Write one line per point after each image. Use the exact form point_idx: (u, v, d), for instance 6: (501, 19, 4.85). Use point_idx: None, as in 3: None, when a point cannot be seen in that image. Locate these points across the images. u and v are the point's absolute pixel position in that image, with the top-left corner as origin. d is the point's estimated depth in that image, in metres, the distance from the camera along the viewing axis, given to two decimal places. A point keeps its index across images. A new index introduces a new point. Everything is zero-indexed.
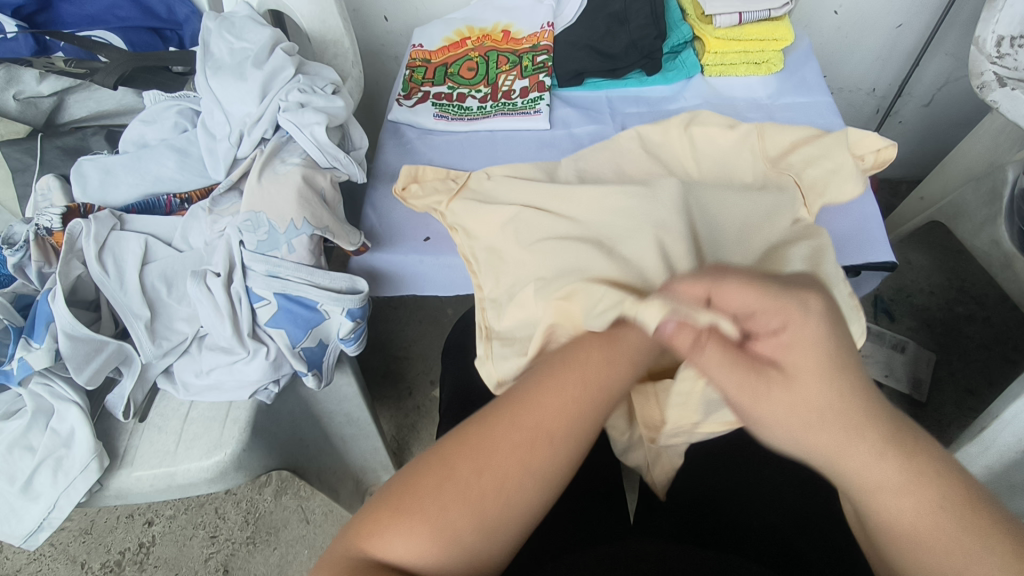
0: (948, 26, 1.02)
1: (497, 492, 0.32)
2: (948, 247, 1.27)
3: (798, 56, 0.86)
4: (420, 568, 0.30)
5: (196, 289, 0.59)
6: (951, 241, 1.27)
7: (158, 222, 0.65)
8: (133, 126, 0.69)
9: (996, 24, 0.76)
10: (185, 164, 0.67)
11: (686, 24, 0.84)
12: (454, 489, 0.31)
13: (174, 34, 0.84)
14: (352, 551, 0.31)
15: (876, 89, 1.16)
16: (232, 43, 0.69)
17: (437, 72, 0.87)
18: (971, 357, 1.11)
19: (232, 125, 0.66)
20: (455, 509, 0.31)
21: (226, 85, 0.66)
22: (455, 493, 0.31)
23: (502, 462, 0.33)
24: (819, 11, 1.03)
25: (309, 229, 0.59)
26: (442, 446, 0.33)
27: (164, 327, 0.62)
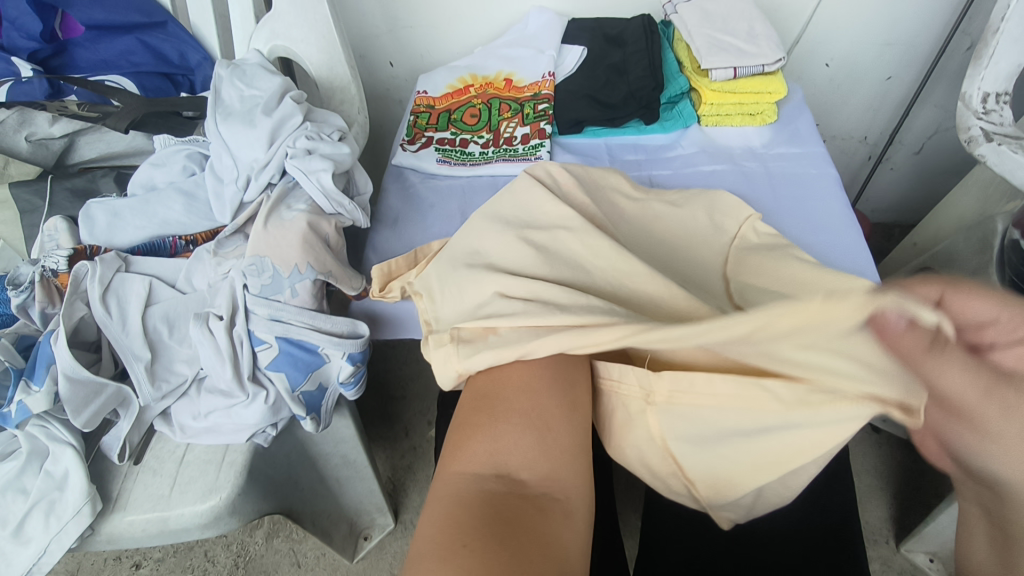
0: (936, 79, 1.06)
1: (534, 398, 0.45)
2: None
3: (791, 108, 0.89)
4: (506, 455, 0.42)
5: (198, 332, 0.60)
6: None
7: (162, 263, 0.66)
8: (143, 169, 0.70)
9: (981, 80, 0.78)
10: (192, 208, 0.68)
11: (683, 76, 0.87)
12: (504, 405, 0.44)
13: (185, 79, 0.86)
14: (456, 474, 0.42)
15: (868, 137, 1.19)
16: (243, 90, 0.71)
17: (440, 118, 0.89)
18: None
19: (239, 170, 0.67)
20: (512, 413, 0.44)
21: (236, 130, 0.68)
22: (505, 407, 0.44)
23: (525, 379, 0.46)
24: (811, 63, 1.07)
25: (312, 275, 0.60)
26: (480, 397, 0.46)
27: (164, 369, 0.62)
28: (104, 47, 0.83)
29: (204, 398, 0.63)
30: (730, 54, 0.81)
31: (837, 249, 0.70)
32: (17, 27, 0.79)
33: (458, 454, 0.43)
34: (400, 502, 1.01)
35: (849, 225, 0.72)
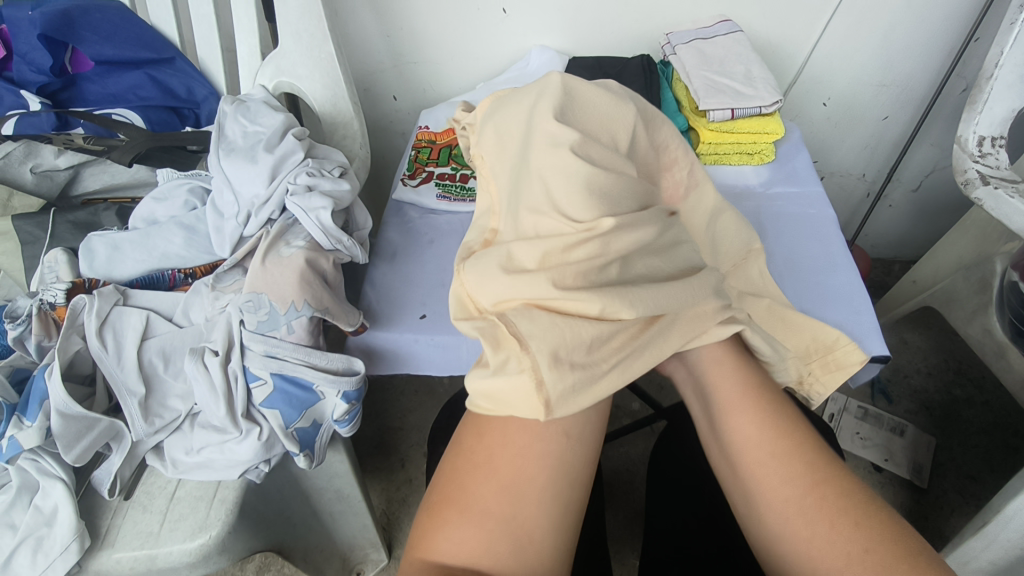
0: (933, 118, 1.07)
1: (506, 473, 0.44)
2: (943, 328, 1.28)
3: (788, 148, 0.90)
4: (467, 549, 0.42)
5: (193, 368, 0.59)
6: (945, 322, 1.29)
7: (160, 296, 0.66)
8: (145, 203, 0.71)
9: (976, 125, 0.79)
10: (192, 241, 0.69)
11: (682, 115, 0.87)
12: (479, 484, 0.44)
13: (191, 113, 0.88)
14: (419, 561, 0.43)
15: (866, 175, 1.20)
16: (246, 126, 0.73)
17: (442, 152, 0.91)
18: (971, 443, 1.10)
19: (240, 205, 0.68)
20: (480, 493, 0.43)
21: (238, 166, 0.68)
22: (480, 486, 0.44)
23: (495, 452, 0.45)
24: (808, 103, 1.08)
25: (309, 311, 0.59)
26: (448, 465, 0.46)
27: (158, 404, 0.62)
28: (112, 81, 0.84)
29: (197, 433, 0.62)
30: (727, 96, 0.82)
31: (847, 288, 0.70)
32: (26, 60, 0.81)
33: (425, 541, 0.43)
34: (394, 537, 0.99)
35: (845, 265, 0.72)
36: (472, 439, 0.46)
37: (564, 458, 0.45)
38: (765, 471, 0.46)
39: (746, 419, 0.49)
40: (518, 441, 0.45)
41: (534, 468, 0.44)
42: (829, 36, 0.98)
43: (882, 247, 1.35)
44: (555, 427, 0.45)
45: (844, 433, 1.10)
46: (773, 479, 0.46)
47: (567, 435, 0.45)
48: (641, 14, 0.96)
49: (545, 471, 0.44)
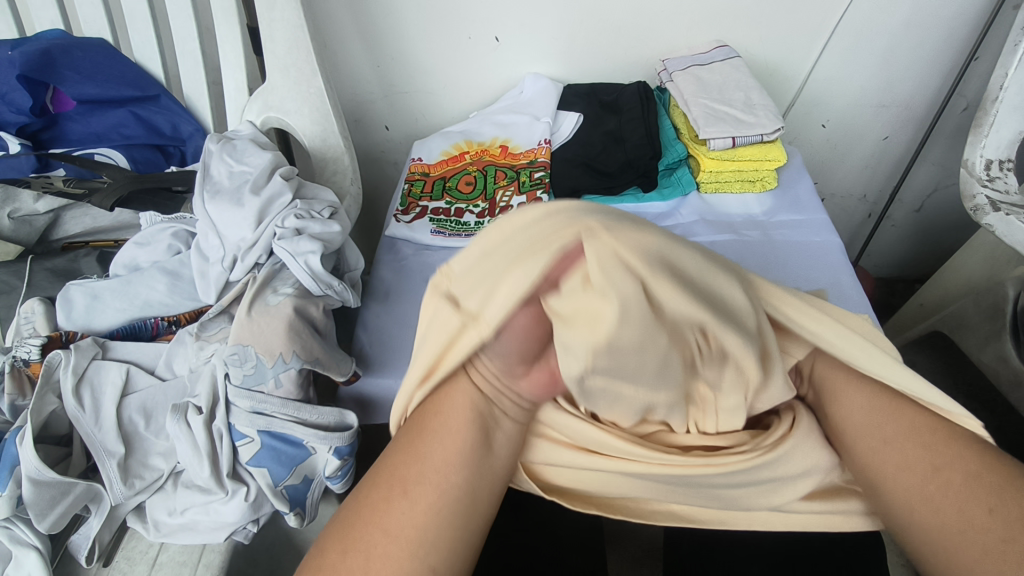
0: (935, 137, 1.04)
1: (425, 500, 0.39)
2: None
3: (791, 174, 0.87)
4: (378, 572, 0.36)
5: (175, 426, 0.56)
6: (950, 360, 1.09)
7: (142, 348, 0.63)
8: (127, 248, 0.68)
9: (983, 148, 0.77)
10: (176, 287, 0.66)
11: (681, 143, 0.86)
12: (390, 509, 0.39)
13: (177, 150, 0.86)
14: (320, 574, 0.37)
15: (867, 196, 1.16)
16: (232, 166, 0.70)
17: (435, 185, 0.88)
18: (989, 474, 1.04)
19: (226, 249, 0.65)
20: (393, 527, 0.38)
21: (223, 209, 0.66)
22: (390, 514, 0.39)
23: (412, 470, 0.40)
24: (807, 125, 1.06)
25: (297, 363, 0.56)
26: (359, 492, 0.40)
27: (139, 464, 0.58)
28: (95, 120, 0.82)
29: (180, 494, 0.59)
30: (727, 124, 0.79)
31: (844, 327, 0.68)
32: (5, 101, 0.78)
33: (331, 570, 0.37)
34: None
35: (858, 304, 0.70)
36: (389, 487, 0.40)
37: (475, 496, 0.41)
38: (899, 482, 0.41)
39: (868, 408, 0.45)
40: (437, 472, 0.40)
41: (443, 523, 0.39)
42: (826, 58, 0.96)
43: (884, 269, 1.30)
44: (461, 480, 0.41)
45: None
46: (922, 506, 0.40)
47: (474, 487, 0.41)
48: (636, 40, 0.94)
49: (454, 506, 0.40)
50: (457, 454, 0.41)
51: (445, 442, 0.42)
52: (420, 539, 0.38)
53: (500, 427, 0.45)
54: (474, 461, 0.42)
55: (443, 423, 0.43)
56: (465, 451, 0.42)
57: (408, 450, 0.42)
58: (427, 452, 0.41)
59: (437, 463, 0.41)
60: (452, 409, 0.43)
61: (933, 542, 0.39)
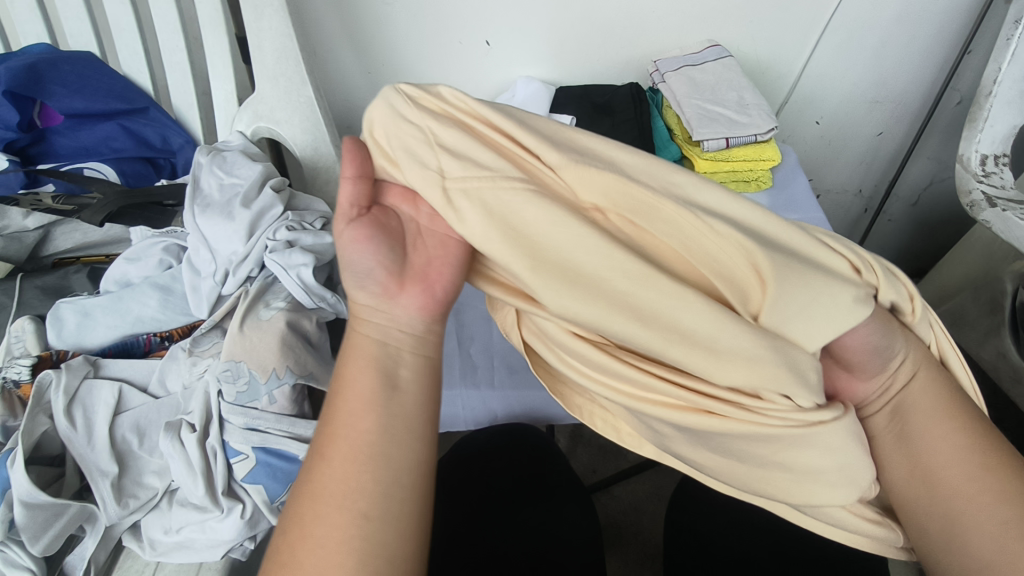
0: (929, 131, 1.03)
1: (346, 466, 0.32)
2: None
3: (785, 173, 0.87)
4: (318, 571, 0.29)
5: (168, 444, 0.55)
6: None
7: (134, 366, 0.62)
8: (117, 264, 0.67)
9: (978, 143, 0.77)
10: (167, 303, 0.65)
11: (675, 144, 0.86)
12: (313, 494, 0.31)
13: (167, 162, 0.86)
14: None
15: (862, 191, 1.16)
16: (222, 178, 0.69)
17: None
18: None
19: (217, 263, 0.65)
20: (323, 515, 0.30)
21: (213, 223, 0.65)
22: (316, 500, 0.31)
23: (330, 445, 0.33)
24: (801, 121, 1.06)
25: (291, 378, 0.56)
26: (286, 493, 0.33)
27: (133, 483, 0.58)
28: (84, 134, 0.82)
29: (175, 512, 0.58)
30: (721, 125, 0.79)
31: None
32: None
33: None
34: None
35: None
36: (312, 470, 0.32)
37: (403, 444, 0.33)
38: (946, 483, 0.36)
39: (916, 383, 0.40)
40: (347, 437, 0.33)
41: (371, 481, 0.31)
42: (819, 56, 0.96)
43: (882, 261, 1.29)
44: (378, 427, 0.33)
45: None
46: (965, 515, 0.35)
47: (407, 437, 0.34)
48: (627, 41, 0.94)
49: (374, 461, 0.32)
50: (369, 404, 0.33)
51: (338, 407, 0.34)
52: (357, 513, 0.30)
53: (405, 362, 0.37)
54: (395, 408, 0.34)
55: (336, 393, 0.35)
56: (383, 401, 0.34)
57: (325, 421, 0.34)
58: (339, 415, 0.34)
59: (352, 421, 0.33)
60: (354, 364, 0.36)
61: (958, 550, 0.35)
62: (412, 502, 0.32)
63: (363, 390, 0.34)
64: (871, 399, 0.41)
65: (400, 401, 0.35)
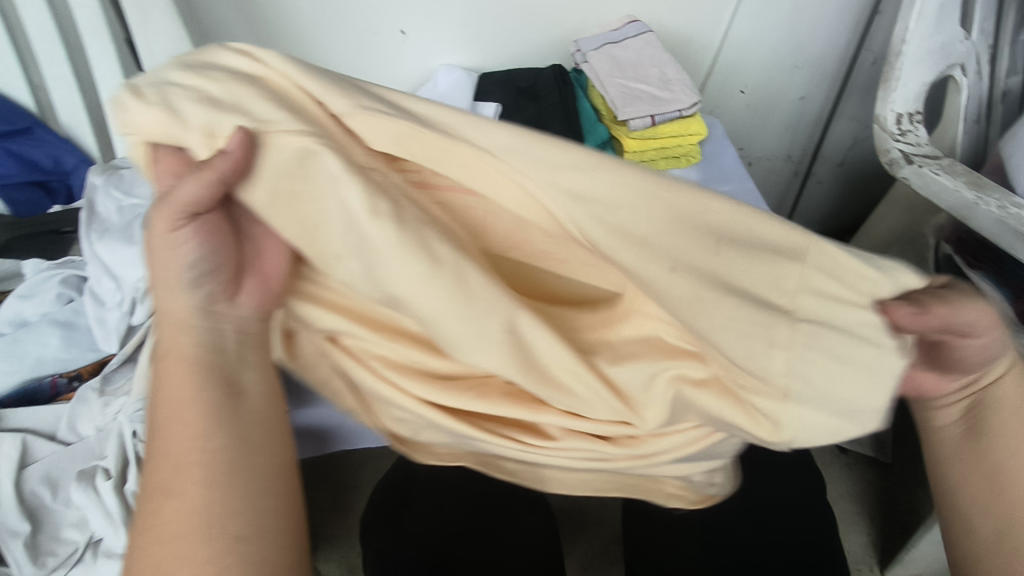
0: (848, 93, 1.05)
1: (194, 471, 0.36)
2: None
3: (714, 145, 0.87)
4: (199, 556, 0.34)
5: (81, 495, 0.51)
6: None
7: (38, 413, 0.57)
8: (8, 304, 0.61)
9: (893, 102, 0.78)
10: (71, 340, 0.60)
11: (602, 126, 0.84)
12: (179, 487, 0.36)
13: (62, 184, 0.79)
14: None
15: (791, 156, 1.18)
16: (120, 200, 0.64)
17: None
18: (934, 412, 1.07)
19: (123, 293, 0.60)
20: (192, 506, 0.35)
21: (113, 249, 0.60)
22: (183, 491, 0.36)
23: (177, 450, 0.36)
24: (727, 92, 1.06)
25: None
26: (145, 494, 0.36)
27: (49, 540, 0.52)
28: None
29: (100, 567, 0.52)
30: (645, 102, 0.78)
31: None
32: None
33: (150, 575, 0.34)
34: None
35: None
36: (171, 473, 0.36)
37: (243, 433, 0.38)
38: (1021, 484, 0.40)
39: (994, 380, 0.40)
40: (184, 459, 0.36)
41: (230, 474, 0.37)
42: (737, 25, 0.96)
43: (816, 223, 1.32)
44: (218, 427, 0.37)
45: None
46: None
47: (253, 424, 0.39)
48: (547, 21, 0.91)
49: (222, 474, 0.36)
50: (201, 406, 0.37)
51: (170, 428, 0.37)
52: (222, 500, 0.36)
53: (245, 360, 0.40)
54: (238, 405, 0.38)
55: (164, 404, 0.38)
56: (226, 402, 0.38)
57: (159, 428, 0.37)
58: (176, 420, 0.37)
59: (188, 423, 0.37)
60: (173, 379, 0.38)
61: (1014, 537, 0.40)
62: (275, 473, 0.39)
63: (188, 391, 0.37)
64: (949, 394, 0.41)
65: (240, 394, 0.39)
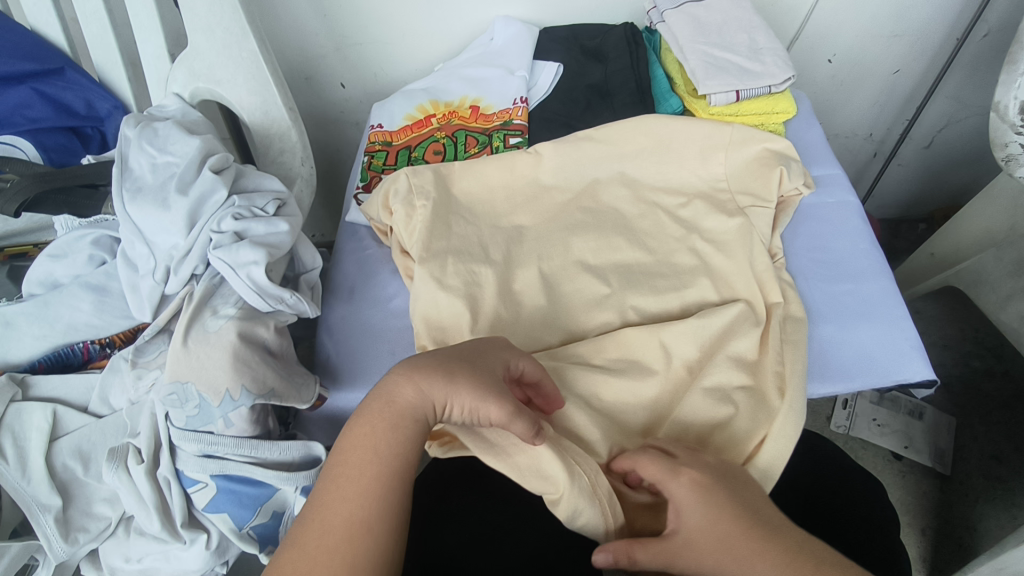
0: (952, 68, 0.93)
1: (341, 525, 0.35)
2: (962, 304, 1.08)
3: (798, 124, 0.78)
4: None
5: (113, 477, 0.49)
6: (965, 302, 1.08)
7: (69, 384, 0.55)
8: (39, 263, 0.58)
9: (1018, 89, 0.65)
10: (103, 306, 0.57)
11: (676, 96, 0.75)
12: (329, 519, 0.35)
13: (95, 131, 0.75)
14: None
15: (874, 134, 1.07)
16: (154, 156, 0.59)
17: (399, 156, 0.76)
18: (1010, 408, 0.95)
19: (157, 259, 0.56)
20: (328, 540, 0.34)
21: (146, 213, 0.55)
22: (326, 530, 0.35)
23: (353, 462, 0.38)
24: (812, 61, 0.95)
25: (248, 400, 0.48)
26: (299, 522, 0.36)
27: (81, 514, 0.51)
28: None
29: (133, 542, 0.52)
30: (730, 75, 0.69)
31: (860, 302, 0.62)
32: None
33: None
34: None
35: (877, 270, 0.64)
36: (344, 492, 0.36)
37: (403, 469, 0.38)
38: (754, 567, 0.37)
39: (724, 561, 0.38)
40: (334, 519, 0.35)
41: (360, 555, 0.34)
42: None
43: (890, 209, 1.21)
44: (374, 465, 0.37)
45: (859, 422, 0.95)
46: None
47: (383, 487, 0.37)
48: None
49: (392, 481, 0.37)
50: (374, 455, 0.38)
51: (334, 485, 0.37)
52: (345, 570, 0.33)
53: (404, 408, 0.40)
54: (390, 471, 0.37)
55: (341, 452, 0.39)
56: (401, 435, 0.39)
57: (338, 459, 0.38)
58: (347, 465, 0.38)
59: (369, 454, 0.38)
60: (361, 445, 0.38)
61: None
62: (377, 537, 0.35)
63: (377, 420, 0.39)
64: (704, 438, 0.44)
65: (398, 466, 0.38)
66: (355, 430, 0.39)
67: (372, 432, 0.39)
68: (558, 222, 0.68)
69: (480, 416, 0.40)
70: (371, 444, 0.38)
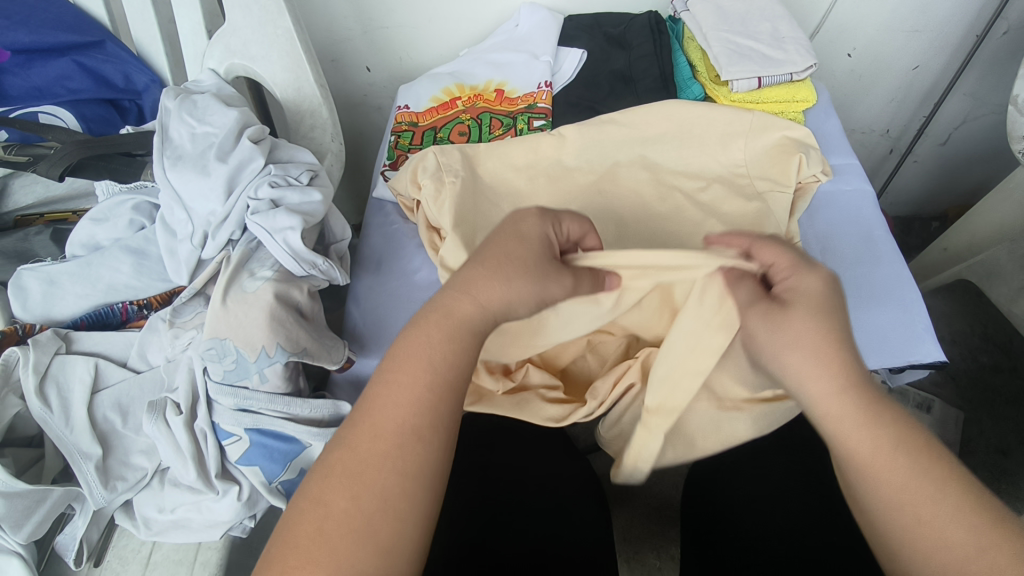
0: (970, 66, 0.94)
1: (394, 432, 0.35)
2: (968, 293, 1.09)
3: (817, 113, 0.79)
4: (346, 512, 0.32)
5: (152, 427, 0.52)
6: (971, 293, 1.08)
7: (110, 341, 0.57)
8: (81, 226, 0.60)
9: None
10: (142, 268, 0.59)
11: (698, 83, 0.77)
12: (384, 425, 0.35)
13: (132, 103, 0.78)
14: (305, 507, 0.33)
15: (890, 130, 1.08)
16: (193, 126, 0.61)
17: (425, 136, 0.78)
18: None
19: (195, 224, 0.58)
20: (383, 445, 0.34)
21: (186, 179, 0.57)
22: (381, 435, 0.35)
23: (407, 370, 0.37)
24: (831, 55, 0.97)
25: (283, 357, 0.50)
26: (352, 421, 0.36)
27: (119, 464, 0.54)
28: (36, 72, 0.73)
29: (168, 492, 0.55)
30: (752, 63, 0.71)
31: (873, 286, 0.63)
32: None
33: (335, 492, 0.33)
34: None
35: (890, 256, 0.66)
36: (399, 400, 0.36)
37: (458, 381, 0.38)
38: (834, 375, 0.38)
39: (805, 345, 0.39)
40: (385, 425, 0.35)
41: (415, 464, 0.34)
42: None
43: (903, 206, 1.22)
44: (429, 376, 0.37)
45: None
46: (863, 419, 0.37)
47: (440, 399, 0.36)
48: None
49: (445, 394, 0.37)
50: (430, 366, 0.37)
51: (387, 390, 0.36)
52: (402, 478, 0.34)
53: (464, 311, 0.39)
54: (445, 384, 0.37)
55: (393, 359, 0.38)
56: (459, 347, 0.38)
57: (391, 363, 0.37)
58: (402, 372, 0.37)
59: (424, 363, 0.37)
60: (415, 355, 0.37)
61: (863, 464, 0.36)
62: (432, 447, 0.35)
63: (436, 326, 0.38)
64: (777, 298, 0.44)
65: (452, 377, 0.37)
66: (410, 336, 0.38)
67: (427, 341, 0.38)
68: (579, 203, 0.69)
69: (544, 298, 0.41)
70: (426, 355, 0.37)
